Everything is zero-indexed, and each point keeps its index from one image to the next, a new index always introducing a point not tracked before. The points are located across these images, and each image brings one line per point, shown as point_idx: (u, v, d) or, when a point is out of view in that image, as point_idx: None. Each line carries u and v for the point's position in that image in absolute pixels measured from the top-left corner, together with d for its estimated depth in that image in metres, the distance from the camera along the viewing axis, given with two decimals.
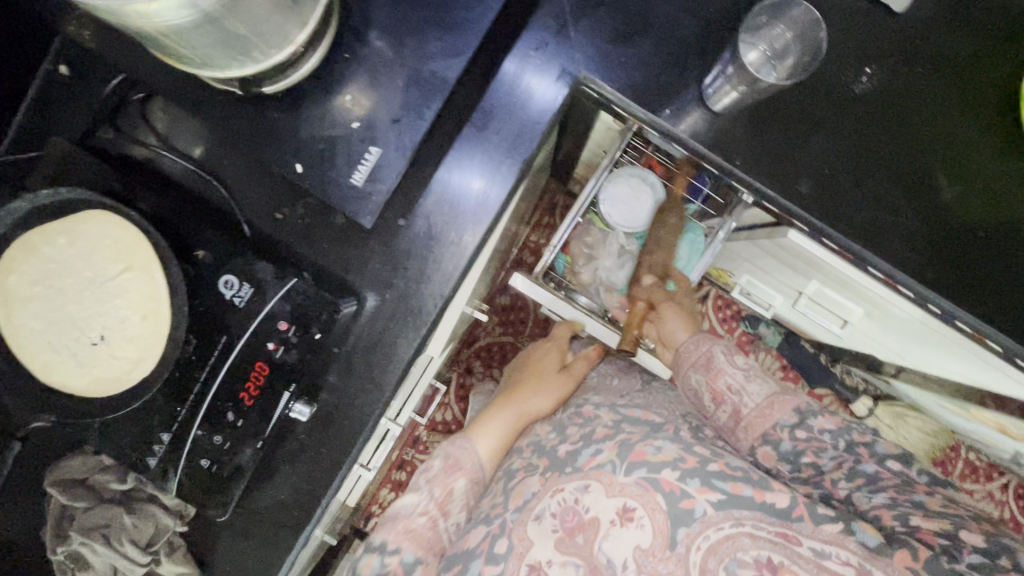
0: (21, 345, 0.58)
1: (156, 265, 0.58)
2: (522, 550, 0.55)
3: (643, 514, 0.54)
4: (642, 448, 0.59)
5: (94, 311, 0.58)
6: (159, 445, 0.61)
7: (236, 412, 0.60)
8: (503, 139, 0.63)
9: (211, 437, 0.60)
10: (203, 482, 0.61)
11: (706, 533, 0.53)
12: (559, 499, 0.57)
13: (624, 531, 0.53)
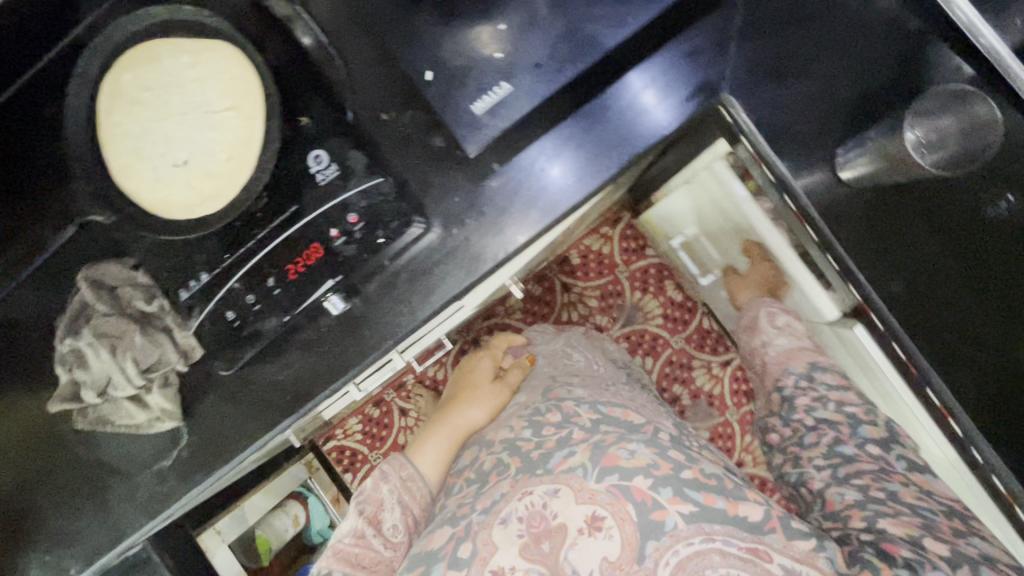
0: (114, 141, 0.60)
1: (259, 113, 0.59)
2: (485, 555, 0.57)
3: (612, 525, 0.57)
4: (615, 453, 0.61)
5: (189, 134, 0.60)
6: (194, 283, 0.61)
7: (278, 283, 0.60)
8: (621, 124, 0.61)
9: (245, 294, 0.60)
10: (222, 334, 0.61)
11: (675, 548, 0.56)
12: (526, 504, 0.59)
13: (591, 542, 0.56)
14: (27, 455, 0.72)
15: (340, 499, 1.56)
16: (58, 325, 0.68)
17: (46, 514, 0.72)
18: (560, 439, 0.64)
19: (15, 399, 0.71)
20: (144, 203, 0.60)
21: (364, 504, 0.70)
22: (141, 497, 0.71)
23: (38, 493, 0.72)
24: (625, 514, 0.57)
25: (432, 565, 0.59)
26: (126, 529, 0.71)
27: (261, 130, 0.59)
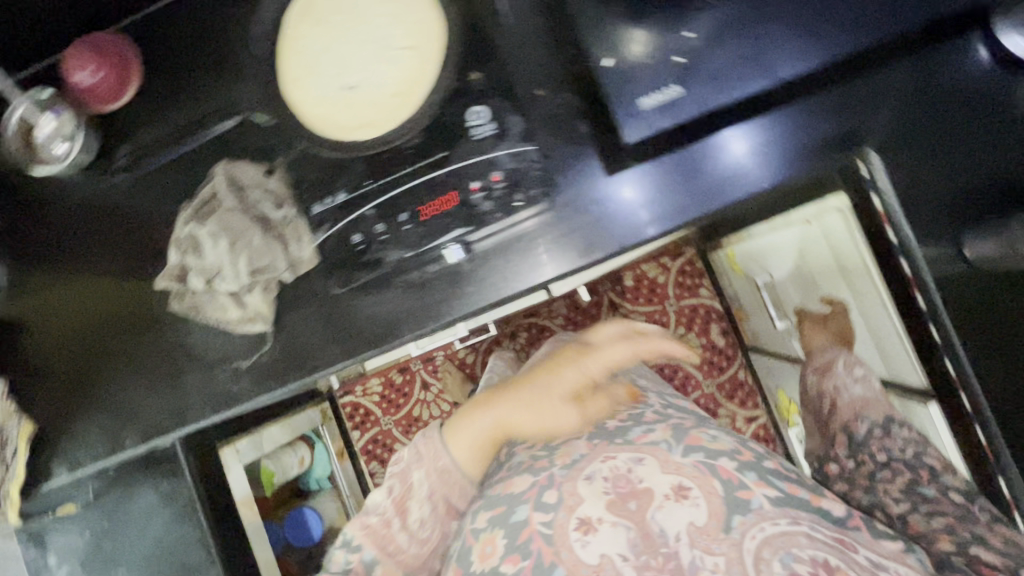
0: (292, 52, 0.64)
1: (435, 58, 0.61)
2: (574, 504, 0.61)
3: (697, 491, 0.60)
4: (699, 434, 0.68)
5: (364, 61, 0.62)
6: (331, 200, 0.64)
7: (410, 220, 0.62)
8: (763, 155, 0.59)
9: (376, 221, 0.62)
10: (343, 256, 0.64)
11: (761, 526, 0.57)
12: (609, 466, 0.64)
13: (676, 505, 0.59)
14: (120, 323, 0.75)
15: (343, 454, 1.59)
16: (183, 209, 0.71)
17: (120, 381, 0.75)
18: (639, 422, 0.72)
19: (126, 268, 0.75)
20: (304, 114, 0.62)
21: (394, 480, 0.70)
22: (212, 390, 0.73)
23: (120, 360, 0.76)
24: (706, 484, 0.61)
25: (515, 507, 0.64)
26: (189, 416, 0.74)
27: (430, 74, 0.61)
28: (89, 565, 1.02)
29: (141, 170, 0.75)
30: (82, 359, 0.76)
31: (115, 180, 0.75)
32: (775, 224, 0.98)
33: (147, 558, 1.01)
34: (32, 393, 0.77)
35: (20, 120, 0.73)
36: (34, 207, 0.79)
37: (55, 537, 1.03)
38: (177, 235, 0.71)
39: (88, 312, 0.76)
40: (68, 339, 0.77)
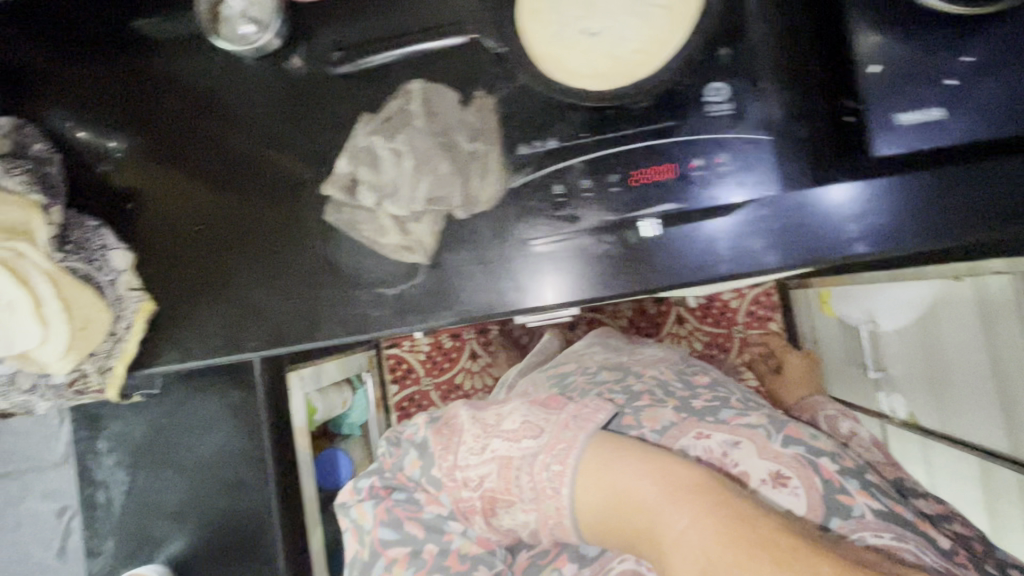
0: None
1: (687, 23, 0.58)
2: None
3: (796, 481, 0.71)
4: (797, 429, 0.79)
5: (611, 9, 0.59)
6: (539, 144, 0.60)
7: (619, 183, 0.60)
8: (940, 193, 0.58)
9: (583, 177, 0.60)
10: (538, 204, 0.62)
11: (857, 525, 0.67)
12: (704, 442, 0.77)
13: (777, 488, 0.71)
14: (266, 225, 0.73)
15: (380, 403, 1.57)
16: (362, 117, 0.68)
17: (252, 281, 0.73)
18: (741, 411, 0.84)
19: (287, 169, 0.73)
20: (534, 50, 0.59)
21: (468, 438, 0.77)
22: (350, 310, 0.71)
23: (254, 260, 0.73)
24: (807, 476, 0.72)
25: None
26: (320, 330, 0.71)
27: (679, 38, 0.57)
28: (141, 459, 0.99)
29: (320, 67, 0.71)
30: (216, 252, 0.75)
31: (292, 75, 0.72)
32: (900, 273, 0.95)
33: (201, 464, 0.99)
34: (158, 272, 0.76)
35: None
36: (200, 89, 0.77)
37: (111, 423, 1.00)
38: (352, 142, 0.68)
39: (235, 207, 0.75)
40: (205, 229, 0.76)
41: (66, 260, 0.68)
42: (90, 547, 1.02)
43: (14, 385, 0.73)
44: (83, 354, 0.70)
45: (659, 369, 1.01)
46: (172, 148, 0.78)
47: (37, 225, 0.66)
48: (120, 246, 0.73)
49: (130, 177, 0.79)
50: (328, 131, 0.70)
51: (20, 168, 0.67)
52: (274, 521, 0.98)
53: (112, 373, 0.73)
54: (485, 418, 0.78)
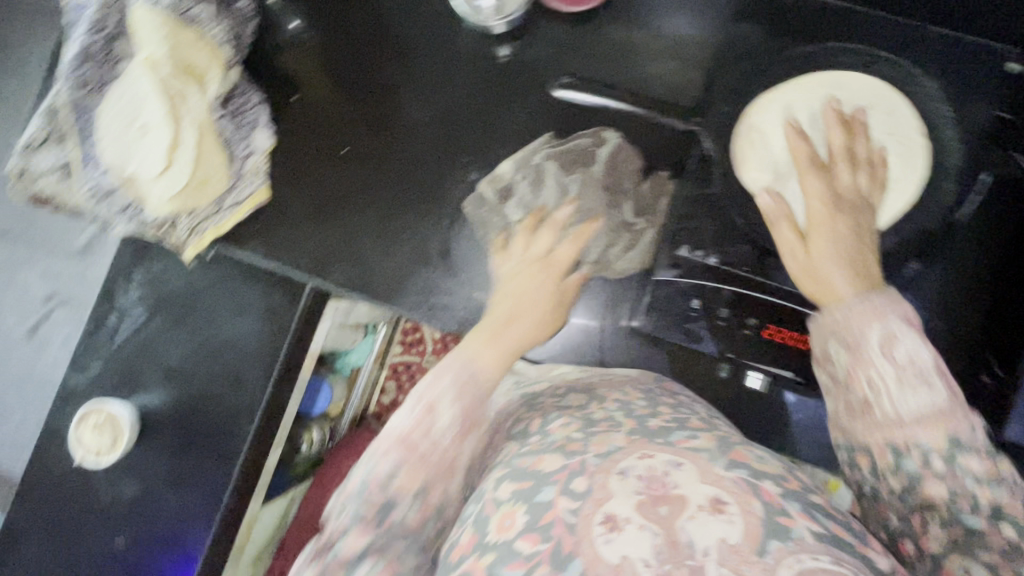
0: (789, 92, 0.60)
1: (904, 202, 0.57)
2: (599, 496, 0.37)
3: (735, 509, 0.35)
4: (743, 450, 0.40)
5: (858, 169, 0.57)
6: (700, 254, 0.60)
7: (753, 328, 0.60)
8: None
9: (724, 306, 0.60)
10: (670, 304, 0.62)
11: (801, 557, 0.33)
12: (645, 464, 0.38)
13: (708, 523, 0.34)
14: (404, 181, 0.73)
15: (379, 357, 1.53)
16: (547, 136, 0.71)
17: (365, 224, 0.72)
18: (689, 425, 0.44)
19: (451, 141, 0.73)
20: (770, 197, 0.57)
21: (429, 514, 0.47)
22: (439, 298, 0.71)
23: (376, 202, 0.73)
24: (944, 402, 0.45)
25: (533, 498, 0.38)
26: (403, 300, 0.71)
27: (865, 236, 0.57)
28: (164, 309, 1.00)
29: (530, 71, 0.72)
30: (342, 180, 0.74)
31: (501, 61, 0.73)
32: None
33: (213, 341, 0.98)
34: (284, 170, 0.75)
35: None
36: (410, 21, 0.75)
37: (153, 260, 1.00)
38: (527, 153, 0.70)
39: (381, 144, 0.74)
40: (342, 154, 0.74)
41: (221, 120, 0.70)
42: (79, 359, 1.02)
43: (109, 199, 0.72)
44: (184, 207, 0.70)
45: (621, 390, 0.54)
46: (351, 61, 0.76)
47: (214, 75, 0.68)
48: (269, 128, 0.73)
49: (295, 64, 0.77)
50: (500, 137, 0.72)
51: (227, 22, 0.69)
52: (247, 432, 0.97)
53: (199, 237, 0.74)
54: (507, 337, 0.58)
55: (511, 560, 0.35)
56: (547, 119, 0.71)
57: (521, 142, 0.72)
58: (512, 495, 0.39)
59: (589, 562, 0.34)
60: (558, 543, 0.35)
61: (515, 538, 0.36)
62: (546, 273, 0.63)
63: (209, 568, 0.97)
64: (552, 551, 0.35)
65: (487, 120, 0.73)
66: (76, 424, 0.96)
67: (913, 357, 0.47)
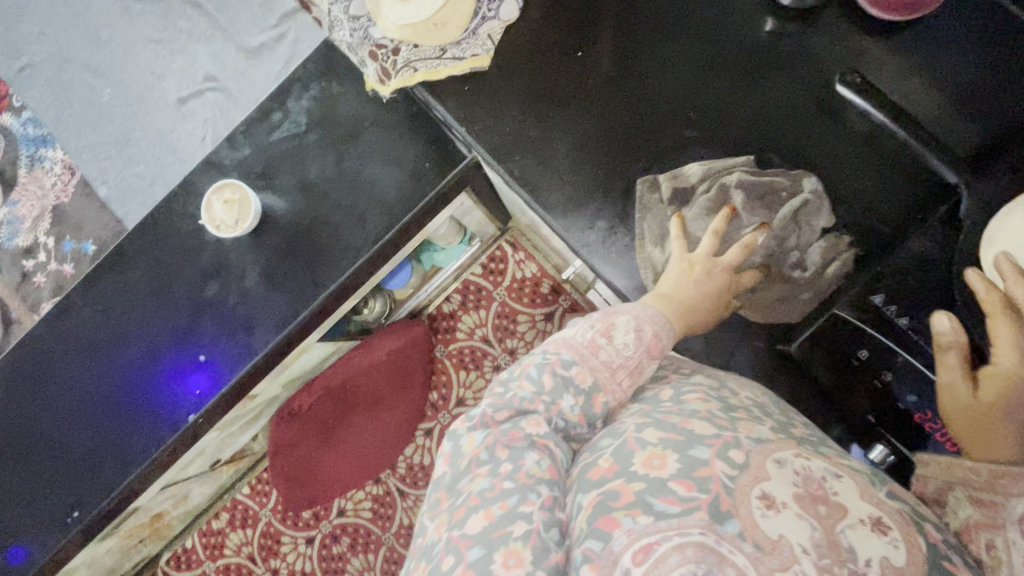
0: None
1: None
2: (759, 474, 0.39)
3: (897, 536, 0.38)
4: (895, 490, 0.43)
5: None
6: (890, 310, 0.57)
7: (907, 407, 0.56)
8: None
9: (890, 368, 0.56)
10: (831, 343, 0.59)
11: None
12: (801, 463, 0.40)
13: (871, 538, 0.37)
14: (622, 106, 0.71)
15: (460, 269, 1.55)
16: (746, 158, 0.66)
17: (565, 131, 0.71)
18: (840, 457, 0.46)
19: (682, 89, 0.70)
20: (953, 323, 0.51)
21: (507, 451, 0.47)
22: (596, 233, 0.69)
23: (586, 115, 0.71)
24: None
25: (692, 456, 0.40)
26: (564, 219, 0.70)
27: None
28: (322, 129, 1.04)
29: (794, 56, 0.68)
30: (563, 80, 0.72)
31: (768, 32, 0.69)
32: None
33: (351, 177, 1.02)
34: (513, 49, 0.74)
35: None
36: None
37: (334, 82, 1.04)
38: (719, 168, 0.66)
39: (615, 62, 0.72)
40: (573, 55, 0.73)
41: None
42: (234, 138, 1.09)
43: (348, 4, 0.77)
44: (411, 38, 0.72)
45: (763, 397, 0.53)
46: None
47: None
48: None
49: None
50: (732, 106, 0.68)
51: None
52: (342, 269, 1.00)
53: (407, 74, 0.74)
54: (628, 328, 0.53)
55: (664, 494, 0.38)
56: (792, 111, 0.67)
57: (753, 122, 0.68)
58: (662, 440, 0.42)
59: (746, 526, 0.36)
60: (715, 497, 0.38)
61: (668, 478, 0.39)
62: (705, 270, 0.58)
63: (259, 369, 1.04)
64: (709, 502, 0.37)
65: (728, 85, 0.69)
66: (212, 194, 1.03)
67: None
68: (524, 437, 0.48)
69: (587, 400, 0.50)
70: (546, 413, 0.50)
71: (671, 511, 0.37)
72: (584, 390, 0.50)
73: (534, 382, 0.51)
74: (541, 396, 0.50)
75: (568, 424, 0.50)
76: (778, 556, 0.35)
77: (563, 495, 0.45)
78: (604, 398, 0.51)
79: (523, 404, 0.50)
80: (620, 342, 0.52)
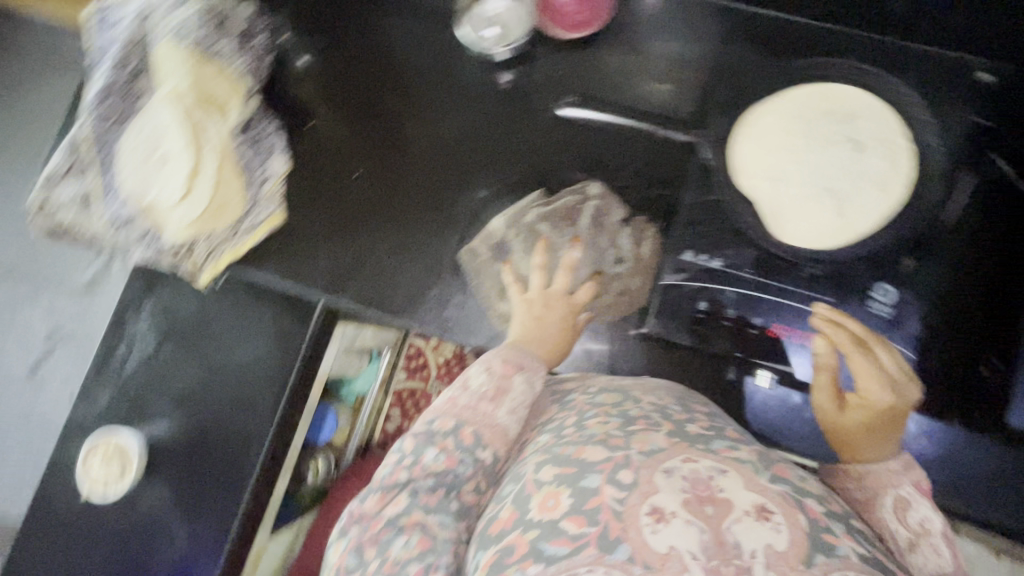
0: (756, 119, 0.64)
1: (877, 202, 0.60)
2: (647, 489, 0.39)
3: (781, 519, 0.38)
4: (785, 467, 0.43)
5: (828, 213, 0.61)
6: (704, 260, 0.63)
7: (759, 329, 0.62)
8: None
9: (728, 307, 0.63)
10: (677, 310, 0.64)
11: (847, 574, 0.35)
12: (690, 467, 0.41)
13: (755, 527, 0.37)
14: (414, 199, 0.76)
15: (383, 385, 1.53)
16: (538, 194, 0.73)
17: (380, 244, 0.75)
18: (729, 439, 0.46)
19: (454, 160, 0.76)
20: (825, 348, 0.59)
21: (376, 540, 0.47)
22: (450, 313, 0.73)
23: (393, 221, 0.75)
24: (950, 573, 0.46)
25: (584, 475, 0.41)
26: (417, 315, 0.73)
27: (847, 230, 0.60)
28: (175, 336, 1.01)
29: (534, 96, 0.76)
30: (356, 201, 0.77)
31: (508, 87, 0.77)
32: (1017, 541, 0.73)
33: (223, 368, 0.99)
34: (302, 191, 0.78)
35: None
36: (417, 50, 0.80)
37: (164, 290, 1.01)
38: (518, 211, 0.73)
39: (391, 168, 0.77)
40: (353, 177, 0.78)
41: (240, 145, 0.72)
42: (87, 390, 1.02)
43: (129, 226, 0.74)
44: (202, 231, 0.72)
45: (656, 395, 0.56)
46: (368, 88, 0.80)
47: (233, 105, 0.71)
48: (284, 154, 0.76)
49: (309, 92, 0.81)
50: (504, 155, 0.75)
51: (247, 56, 0.74)
52: (257, 457, 0.96)
53: (215, 261, 0.76)
54: (485, 381, 0.56)
55: (556, 537, 0.39)
56: (553, 138, 0.75)
57: (527, 159, 0.75)
58: (556, 477, 0.42)
59: (636, 547, 0.37)
60: (604, 527, 0.38)
61: (560, 517, 0.39)
62: (543, 303, 0.65)
63: None
64: (598, 535, 0.38)
65: (491, 141, 0.76)
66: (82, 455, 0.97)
67: (926, 523, 0.48)
68: (389, 524, 0.48)
69: (455, 439, 0.52)
70: (411, 477, 0.51)
71: (561, 553, 0.38)
72: (448, 432, 0.52)
73: (395, 451, 0.53)
74: (402, 462, 0.52)
75: (439, 477, 0.51)
76: (667, 569, 0.36)
77: (437, 558, 0.46)
78: (471, 429, 0.53)
79: (383, 479, 0.51)
80: (476, 384, 0.55)
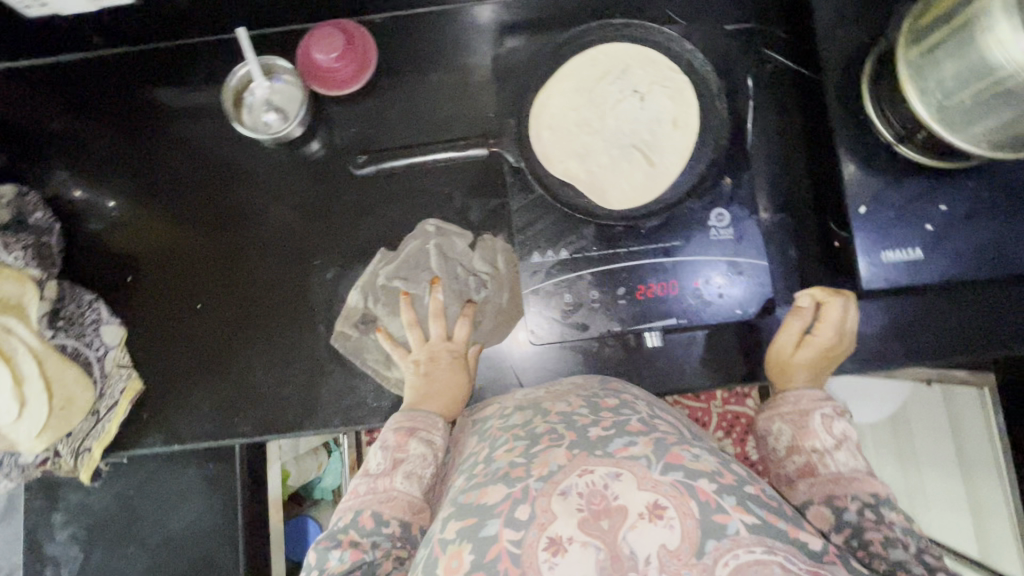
0: (542, 107, 0.64)
1: (677, 139, 0.63)
2: (543, 520, 0.39)
3: (674, 514, 0.38)
4: (678, 451, 0.42)
5: (640, 165, 0.63)
6: (552, 254, 0.64)
7: (627, 295, 0.64)
8: (912, 268, 0.61)
9: (591, 287, 0.64)
10: (549, 309, 0.64)
11: (737, 552, 0.36)
12: (586, 480, 0.40)
13: (649, 529, 0.37)
14: (267, 303, 0.73)
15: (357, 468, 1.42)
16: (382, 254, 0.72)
17: (253, 363, 0.72)
18: (620, 425, 0.47)
19: (290, 250, 0.74)
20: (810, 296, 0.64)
21: None
22: (349, 399, 0.70)
23: (258, 335, 0.72)
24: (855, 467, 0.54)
25: (484, 521, 0.40)
26: (317, 417, 0.70)
27: (662, 175, 0.62)
28: (102, 534, 0.93)
29: (340, 157, 0.74)
30: (212, 330, 0.73)
31: (313, 159, 0.75)
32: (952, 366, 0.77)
33: (166, 541, 0.92)
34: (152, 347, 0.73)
35: (241, 77, 0.72)
36: (209, 158, 0.76)
37: (69, 492, 0.93)
38: (370, 279, 0.71)
39: (233, 283, 0.74)
40: (199, 308, 0.74)
41: (55, 337, 0.65)
42: None
43: None
44: (60, 434, 0.64)
45: (565, 400, 0.54)
46: (176, 214, 0.76)
47: (29, 300, 0.63)
48: (114, 320, 0.71)
49: (119, 241, 0.76)
50: (336, 225, 0.73)
51: (21, 245, 0.66)
52: None
53: (87, 457, 0.69)
54: (385, 464, 0.54)
55: None
56: (375, 191, 0.74)
57: (361, 219, 0.73)
58: (458, 533, 0.41)
59: None
60: None
61: None
62: (425, 358, 0.64)
63: None
64: None
65: (319, 218, 0.74)
66: None
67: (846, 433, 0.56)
68: None
69: (356, 529, 0.50)
70: None
71: None
72: (348, 526, 0.51)
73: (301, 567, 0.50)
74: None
75: None
76: None
77: None
78: (368, 511, 0.51)
79: None
80: (375, 465, 0.55)
